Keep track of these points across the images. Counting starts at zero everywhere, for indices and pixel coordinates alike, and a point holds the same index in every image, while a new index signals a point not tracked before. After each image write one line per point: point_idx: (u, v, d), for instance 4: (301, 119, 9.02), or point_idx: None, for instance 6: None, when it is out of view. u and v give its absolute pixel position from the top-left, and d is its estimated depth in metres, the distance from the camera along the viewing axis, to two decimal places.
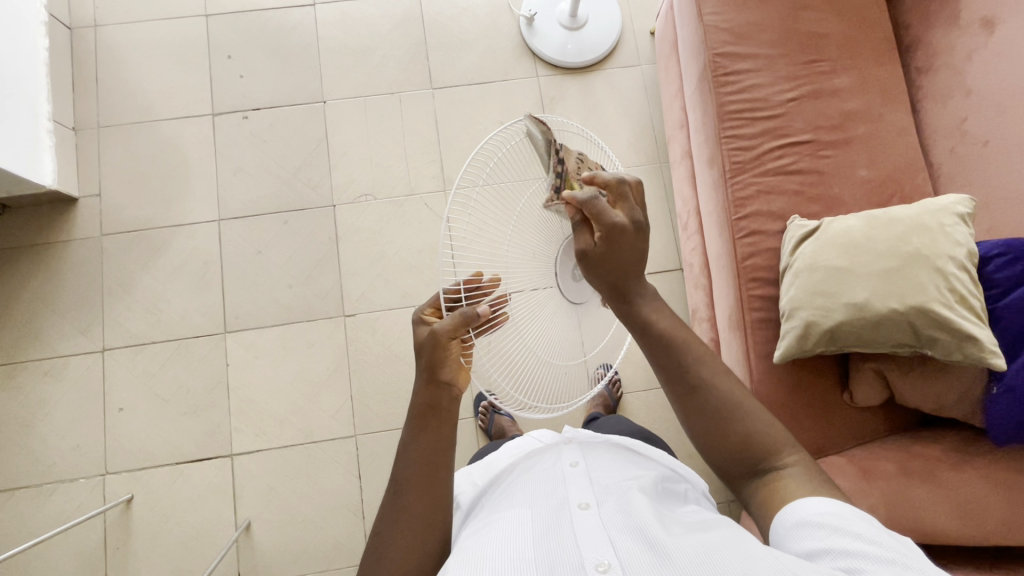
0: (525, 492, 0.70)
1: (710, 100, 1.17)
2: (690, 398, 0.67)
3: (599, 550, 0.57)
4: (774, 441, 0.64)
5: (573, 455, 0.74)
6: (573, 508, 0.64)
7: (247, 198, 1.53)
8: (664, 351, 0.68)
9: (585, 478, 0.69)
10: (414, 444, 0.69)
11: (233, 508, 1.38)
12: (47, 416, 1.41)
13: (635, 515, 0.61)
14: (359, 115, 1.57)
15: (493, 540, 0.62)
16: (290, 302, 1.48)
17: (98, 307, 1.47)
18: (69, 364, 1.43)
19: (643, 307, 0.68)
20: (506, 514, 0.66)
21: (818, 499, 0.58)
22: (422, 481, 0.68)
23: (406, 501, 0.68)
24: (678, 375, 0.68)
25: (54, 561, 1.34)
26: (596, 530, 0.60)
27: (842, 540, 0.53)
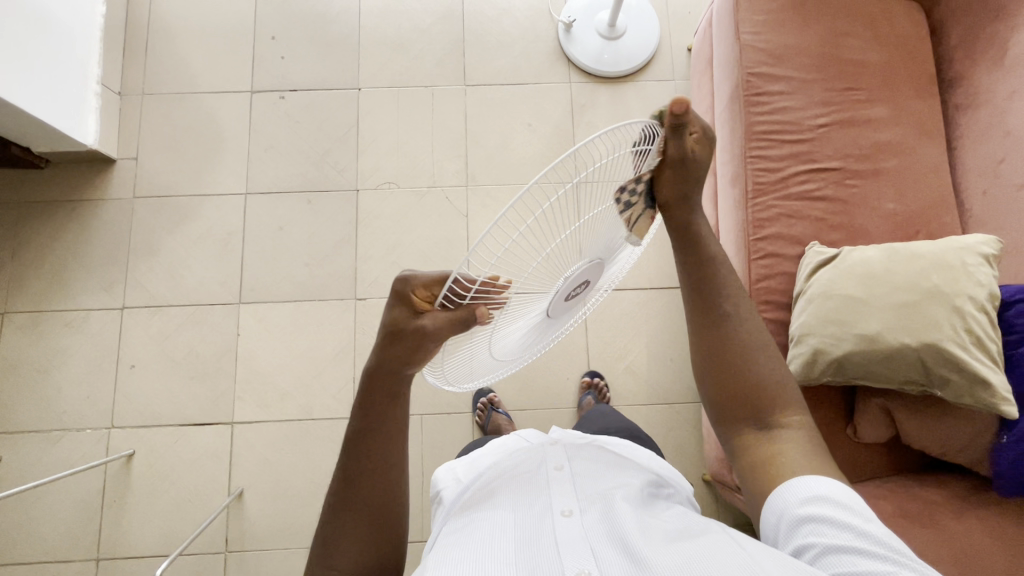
0: (511, 492, 0.71)
1: (739, 118, 1.16)
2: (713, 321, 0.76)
3: (579, 558, 0.57)
4: (778, 393, 0.73)
5: (560, 459, 0.75)
6: (556, 514, 0.65)
7: (275, 174, 1.57)
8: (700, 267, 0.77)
9: (570, 484, 0.70)
10: (361, 441, 0.72)
11: (228, 476, 1.41)
12: (63, 365, 1.46)
13: (617, 524, 0.62)
14: (392, 105, 1.60)
15: (475, 544, 0.61)
16: (305, 279, 1.51)
17: (122, 266, 1.52)
18: (89, 318, 1.49)
19: (692, 227, 0.76)
20: (493, 516, 0.67)
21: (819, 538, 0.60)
22: (371, 487, 0.72)
23: (360, 493, 0.71)
24: (710, 305, 0.76)
25: (53, 506, 1.38)
26: (577, 537, 0.60)
27: (832, 535, 0.59)
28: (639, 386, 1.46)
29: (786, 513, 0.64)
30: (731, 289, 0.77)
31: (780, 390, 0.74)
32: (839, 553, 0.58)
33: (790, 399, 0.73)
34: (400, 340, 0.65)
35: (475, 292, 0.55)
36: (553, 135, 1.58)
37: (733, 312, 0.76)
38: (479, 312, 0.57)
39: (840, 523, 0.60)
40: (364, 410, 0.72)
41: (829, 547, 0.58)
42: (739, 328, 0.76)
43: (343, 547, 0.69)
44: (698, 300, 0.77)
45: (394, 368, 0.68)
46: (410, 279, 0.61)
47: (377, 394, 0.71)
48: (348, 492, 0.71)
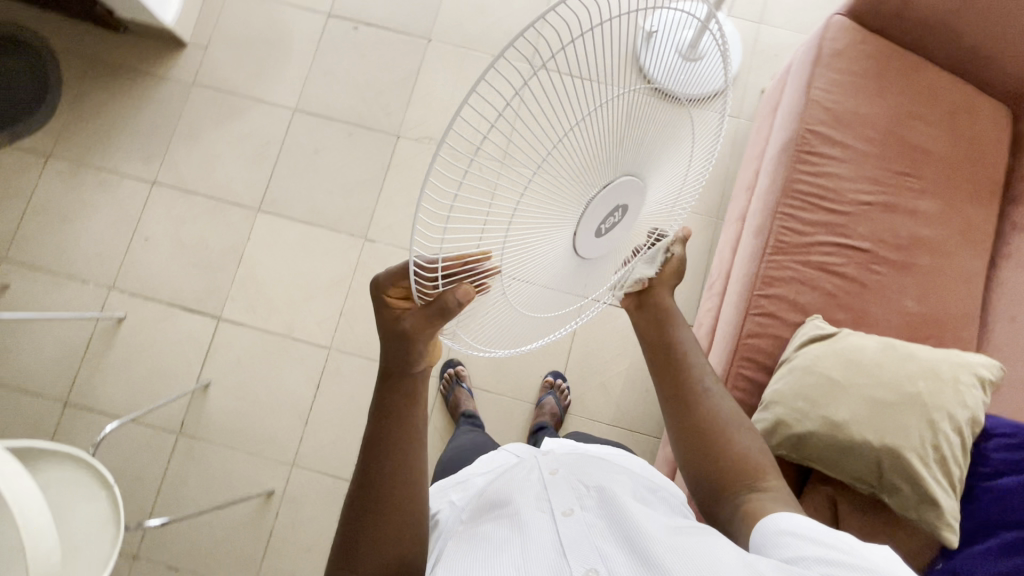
0: (515, 495, 0.73)
1: (783, 172, 1.13)
2: (678, 396, 0.76)
3: (585, 560, 0.61)
4: (751, 460, 0.71)
5: (552, 464, 0.78)
6: (558, 516, 0.67)
7: (327, 99, 1.60)
8: (665, 341, 0.79)
9: (565, 483, 0.73)
10: (383, 443, 0.65)
11: (200, 365, 1.47)
12: (86, 219, 1.54)
13: (619, 521, 0.65)
14: (456, 65, 1.61)
15: (480, 558, 0.64)
16: (324, 206, 1.55)
17: (164, 144, 1.58)
18: (121, 183, 1.56)
19: (666, 305, 0.79)
20: (496, 530, 0.68)
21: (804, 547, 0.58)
22: (393, 500, 0.64)
23: (381, 507, 0.64)
24: (675, 378, 0.77)
25: (41, 342, 1.47)
26: (581, 539, 0.64)
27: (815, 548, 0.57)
28: (607, 405, 1.45)
29: (778, 532, 0.61)
30: (697, 365, 0.78)
31: (754, 461, 0.71)
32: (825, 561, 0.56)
33: (766, 466, 0.71)
34: (391, 340, 0.62)
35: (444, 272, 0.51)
36: None
37: (698, 387, 0.76)
38: (451, 297, 0.53)
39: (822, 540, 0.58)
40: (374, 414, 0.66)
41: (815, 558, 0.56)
42: (708, 402, 0.75)
43: (364, 562, 0.63)
44: (661, 375, 0.78)
45: (403, 365, 0.64)
46: (378, 283, 0.59)
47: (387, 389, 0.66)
48: (361, 505, 0.64)
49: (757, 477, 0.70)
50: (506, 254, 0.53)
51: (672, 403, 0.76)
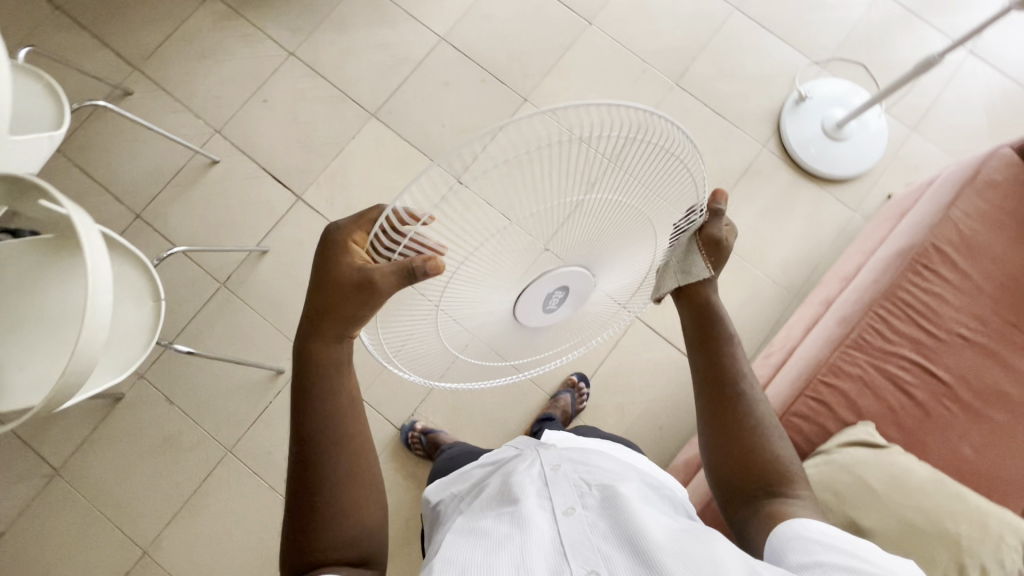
0: (518, 486, 0.71)
1: (891, 275, 1.10)
2: (715, 394, 0.73)
3: (586, 562, 0.60)
4: (778, 466, 0.69)
5: (553, 457, 0.76)
6: (559, 514, 0.66)
7: (474, 40, 1.63)
8: (710, 330, 0.75)
9: (565, 479, 0.71)
10: (317, 416, 0.69)
11: (265, 232, 1.52)
12: (220, 63, 1.61)
13: (624, 525, 0.64)
14: (605, 57, 1.63)
15: (478, 549, 0.62)
16: (433, 135, 1.57)
17: (313, 23, 1.63)
18: (262, 43, 1.62)
19: (710, 294, 0.75)
20: (497, 523, 0.66)
21: (815, 555, 0.57)
22: (332, 471, 0.67)
23: (325, 481, 0.67)
24: (715, 374, 0.74)
25: (139, 155, 1.54)
26: (581, 542, 0.62)
27: (828, 555, 0.56)
28: (617, 425, 1.45)
29: (790, 540, 0.60)
30: (741, 367, 0.74)
31: (781, 467, 0.69)
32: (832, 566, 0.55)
33: (794, 475, 0.69)
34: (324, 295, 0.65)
35: (410, 243, 0.51)
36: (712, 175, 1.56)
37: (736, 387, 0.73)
38: (419, 260, 0.50)
39: (835, 547, 0.57)
40: (297, 410, 0.70)
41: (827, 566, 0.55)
42: (743, 402, 0.72)
43: (327, 529, 0.65)
44: (700, 374, 0.75)
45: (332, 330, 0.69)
46: (337, 229, 0.64)
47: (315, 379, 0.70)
48: (302, 476, 0.68)
49: (777, 483, 0.68)
50: (460, 243, 0.52)
51: (709, 402, 0.73)
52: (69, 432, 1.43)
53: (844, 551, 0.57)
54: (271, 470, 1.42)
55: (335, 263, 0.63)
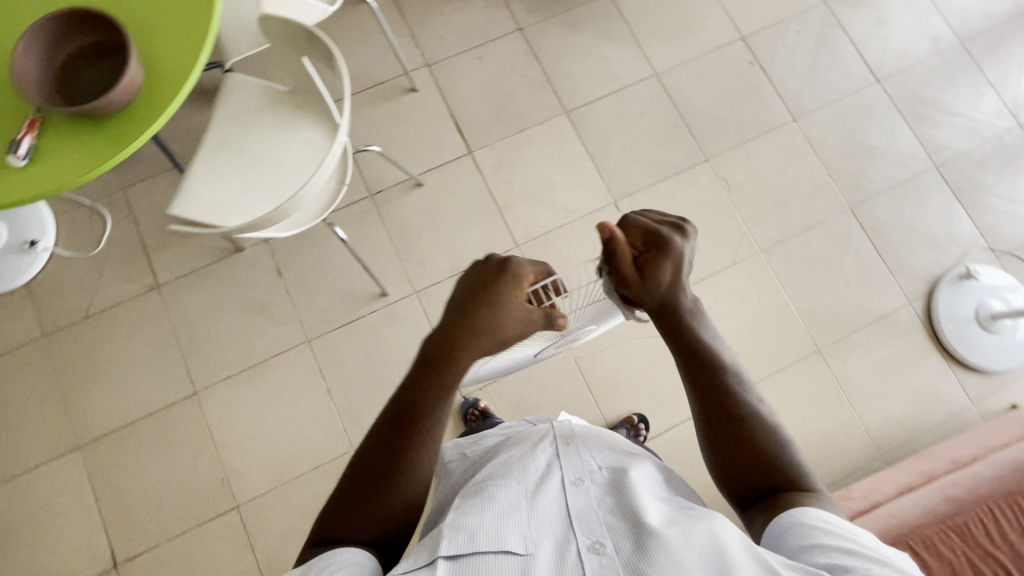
0: (528, 459, 0.75)
1: (1009, 480, 1.13)
2: (715, 411, 0.71)
3: (586, 534, 0.63)
4: (781, 470, 0.69)
5: (567, 432, 0.81)
6: (567, 488, 0.70)
7: (683, 90, 1.69)
8: (700, 357, 0.72)
9: (574, 457, 0.75)
10: (395, 423, 0.70)
11: (428, 167, 1.59)
12: (456, 9, 1.71)
13: (626, 498, 0.67)
14: (796, 157, 1.65)
15: (493, 506, 0.66)
16: (610, 154, 1.63)
17: (550, 12, 1.72)
18: (499, 8, 1.72)
19: (692, 323, 0.71)
20: (505, 489, 0.69)
21: (812, 539, 0.60)
22: (399, 462, 0.68)
23: (392, 475, 0.68)
24: (713, 393, 0.72)
25: (353, 54, 1.65)
26: (580, 514, 0.66)
27: (825, 539, 0.59)
28: None
29: (789, 528, 0.62)
30: (736, 374, 0.72)
31: (783, 465, 0.69)
32: (829, 549, 0.58)
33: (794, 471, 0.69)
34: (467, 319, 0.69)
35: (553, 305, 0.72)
36: (848, 304, 1.55)
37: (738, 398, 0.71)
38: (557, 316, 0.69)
39: (830, 530, 0.60)
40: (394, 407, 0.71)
41: (824, 546, 0.58)
42: (741, 411, 0.71)
43: (390, 507, 0.67)
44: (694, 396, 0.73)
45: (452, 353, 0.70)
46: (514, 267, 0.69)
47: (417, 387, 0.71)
48: (368, 462, 0.69)
49: (793, 484, 0.68)
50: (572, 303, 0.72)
51: (705, 419, 0.72)
52: (183, 258, 1.51)
53: (839, 534, 0.60)
54: (336, 377, 1.46)
55: (500, 299, 0.67)
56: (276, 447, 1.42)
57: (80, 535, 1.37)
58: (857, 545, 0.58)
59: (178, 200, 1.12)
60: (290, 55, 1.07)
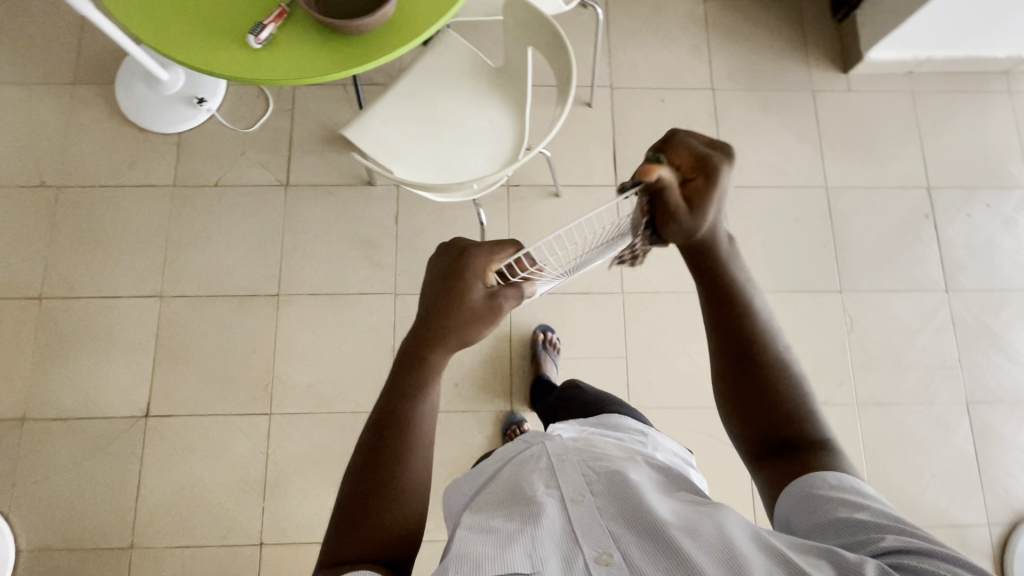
0: (527, 470, 0.64)
1: None
2: (740, 372, 0.63)
3: (592, 549, 0.53)
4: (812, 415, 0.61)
5: (561, 448, 0.66)
6: (567, 500, 0.59)
7: (846, 213, 1.61)
8: (723, 295, 0.62)
9: (572, 462, 0.63)
10: (368, 456, 0.62)
11: (571, 182, 1.58)
12: (659, 45, 1.68)
13: (633, 501, 0.57)
14: (933, 327, 1.55)
15: (501, 527, 0.55)
16: (748, 244, 1.57)
17: (747, 84, 1.68)
18: (700, 61, 1.68)
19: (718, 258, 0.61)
20: (507, 508, 0.58)
21: (820, 511, 0.54)
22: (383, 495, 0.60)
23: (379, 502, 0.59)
24: (740, 344, 0.62)
25: None
26: (586, 526, 0.56)
27: (832, 510, 0.53)
28: None
29: (795, 501, 0.56)
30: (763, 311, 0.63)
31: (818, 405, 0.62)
32: (838, 525, 0.52)
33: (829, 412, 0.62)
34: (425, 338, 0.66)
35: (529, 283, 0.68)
36: (925, 499, 1.44)
37: (768, 346, 0.62)
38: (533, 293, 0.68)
39: (841, 492, 0.55)
40: (376, 424, 0.64)
41: (834, 519, 0.53)
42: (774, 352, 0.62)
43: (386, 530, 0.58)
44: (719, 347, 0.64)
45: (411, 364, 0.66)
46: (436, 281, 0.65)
47: (393, 385, 0.66)
48: (355, 489, 0.60)
49: (806, 433, 0.60)
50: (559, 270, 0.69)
51: (729, 379, 0.63)
52: (318, 169, 1.56)
53: (852, 499, 0.54)
54: (405, 337, 1.47)
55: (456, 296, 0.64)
56: (325, 376, 1.45)
57: (128, 374, 1.43)
58: (873, 513, 0.52)
59: (355, 124, 1.16)
60: (518, 45, 1.10)
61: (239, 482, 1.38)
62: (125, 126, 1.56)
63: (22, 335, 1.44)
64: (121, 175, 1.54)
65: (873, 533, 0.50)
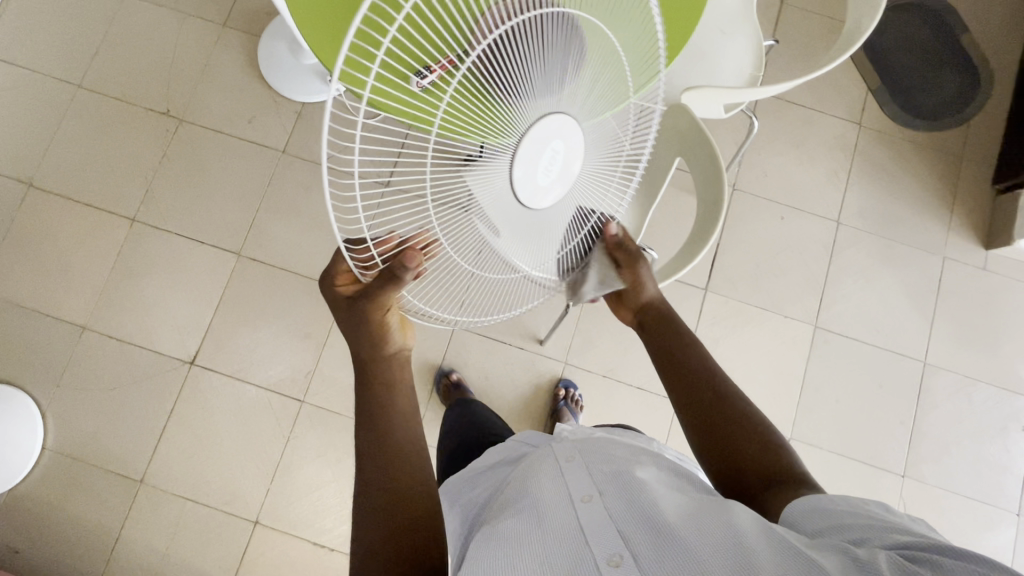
0: (543, 478, 0.65)
1: None
2: (688, 404, 0.73)
3: (606, 546, 0.53)
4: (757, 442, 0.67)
5: (569, 452, 0.69)
6: (578, 501, 0.60)
7: (937, 398, 1.49)
8: (671, 335, 0.81)
9: (580, 469, 0.65)
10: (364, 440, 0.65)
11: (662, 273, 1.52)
12: (797, 160, 1.59)
13: (638, 500, 0.57)
14: (991, 549, 1.42)
15: (526, 533, 0.57)
16: (822, 394, 1.48)
17: (876, 229, 1.57)
18: (834, 189, 1.58)
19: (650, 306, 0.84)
20: (522, 514, 0.60)
21: (811, 512, 0.54)
22: (382, 483, 0.62)
23: (383, 490, 0.61)
24: (693, 376, 0.75)
25: None
26: (599, 524, 0.56)
27: (826, 512, 0.53)
28: None
29: (792, 508, 0.56)
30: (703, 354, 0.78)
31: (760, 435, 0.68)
32: (826, 526, 0.52)
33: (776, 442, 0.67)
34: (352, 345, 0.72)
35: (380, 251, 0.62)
36: None
37: (715, 377, 0.74)
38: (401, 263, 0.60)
39: (838, 499, 0.54)
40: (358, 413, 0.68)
41: (826, 519, 0.53)
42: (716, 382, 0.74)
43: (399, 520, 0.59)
44: (671, 377, 0.77)
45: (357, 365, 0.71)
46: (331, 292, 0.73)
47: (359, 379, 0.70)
48: (362, 490, 0.62)
49: (769, 457, 0.66)
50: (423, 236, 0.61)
51: (685, 415, 0.73)
52: None
53: (853, 505, 0.53)
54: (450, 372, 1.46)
55: (337, 299, 0.72)
56: None
57: (187, 317, 1.47)
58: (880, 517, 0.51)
59: None
60: (666, 152, 1.03)
61: (254, 456, 1.41)
62: (257, 81, 1.59)
63: (106, 249, 1.50)
64: (240, 127, 1.57)
65: (869, 531, 0.50)
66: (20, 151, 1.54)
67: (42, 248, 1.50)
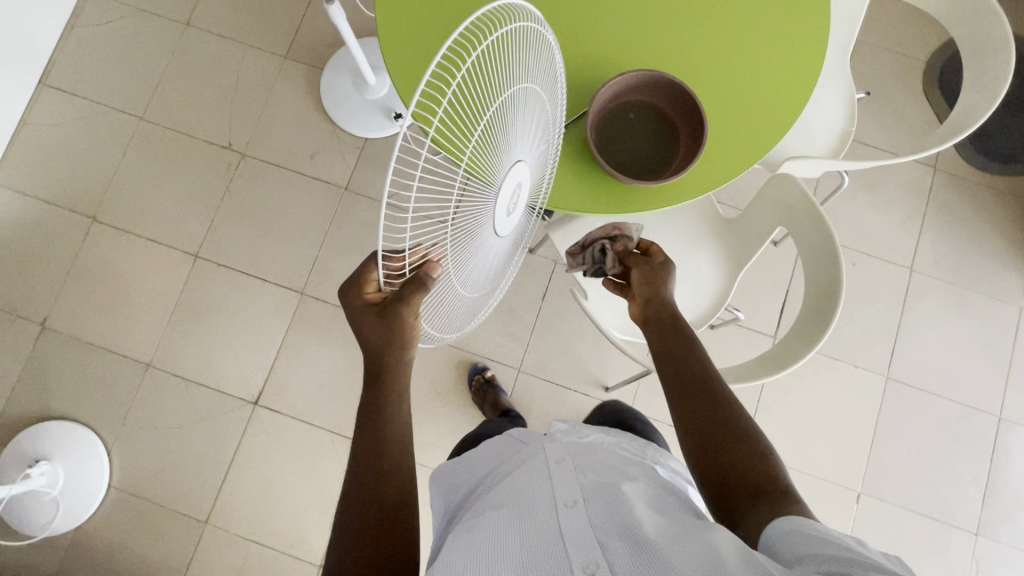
0: (524, 483, 0.64)
1: None
2: (684, 407, 0.69)
3: (584, 554, 0.53)
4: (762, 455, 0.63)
5: (561, 453, 0.69)
6: (561, 507, 0.59)
7: (1010, 453, 1.45)
8: (669, 333, 0.75)
9: (569, 474, 0.64)
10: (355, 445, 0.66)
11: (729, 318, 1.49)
12: (869, 202, 1.55)
13: (621, 511, 0.57)
14: None
15: (498, 538, 0.57)
16: (892, 446, 1.45)
17: (949, 276, 1.53)
18: (907, 234, 1.54)
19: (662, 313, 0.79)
20: (499, 517, 0.60)
21: (790, 531, 0.53)
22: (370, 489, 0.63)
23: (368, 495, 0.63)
24: (690, 376, 0.71)
25: None
26: (578, 533, 0.56)
27: (806, 538, 0.51)
28: None
29: (777, 528, 0.54)
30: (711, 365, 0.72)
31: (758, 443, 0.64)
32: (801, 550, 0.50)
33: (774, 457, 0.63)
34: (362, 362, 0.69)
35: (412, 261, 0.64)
36: None
37: (713, 381, 0.70)
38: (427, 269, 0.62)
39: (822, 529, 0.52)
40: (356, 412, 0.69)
41: (805, 542, 0.51)
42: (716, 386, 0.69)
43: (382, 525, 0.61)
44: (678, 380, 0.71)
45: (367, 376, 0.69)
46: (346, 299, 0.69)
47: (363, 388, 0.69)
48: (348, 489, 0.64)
49: (770, 474, 0.62)
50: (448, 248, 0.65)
51: (681, 420, 0.69)
52: None
53: (828, 532, 0.51)
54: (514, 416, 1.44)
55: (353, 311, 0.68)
56: (425, 427, 1.44)
57: (250, 356, 1.47)
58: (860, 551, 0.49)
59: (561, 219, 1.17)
60: (767, 221, 1.01)
61: (318, 497, 1.41)
62: (319, 115, 1.57)
63: (169, 285, 1.50)
64: (302, 162, 1.55)
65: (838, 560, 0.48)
66: (84, 183, 1.54)
67: (107, 283, 1.50)
